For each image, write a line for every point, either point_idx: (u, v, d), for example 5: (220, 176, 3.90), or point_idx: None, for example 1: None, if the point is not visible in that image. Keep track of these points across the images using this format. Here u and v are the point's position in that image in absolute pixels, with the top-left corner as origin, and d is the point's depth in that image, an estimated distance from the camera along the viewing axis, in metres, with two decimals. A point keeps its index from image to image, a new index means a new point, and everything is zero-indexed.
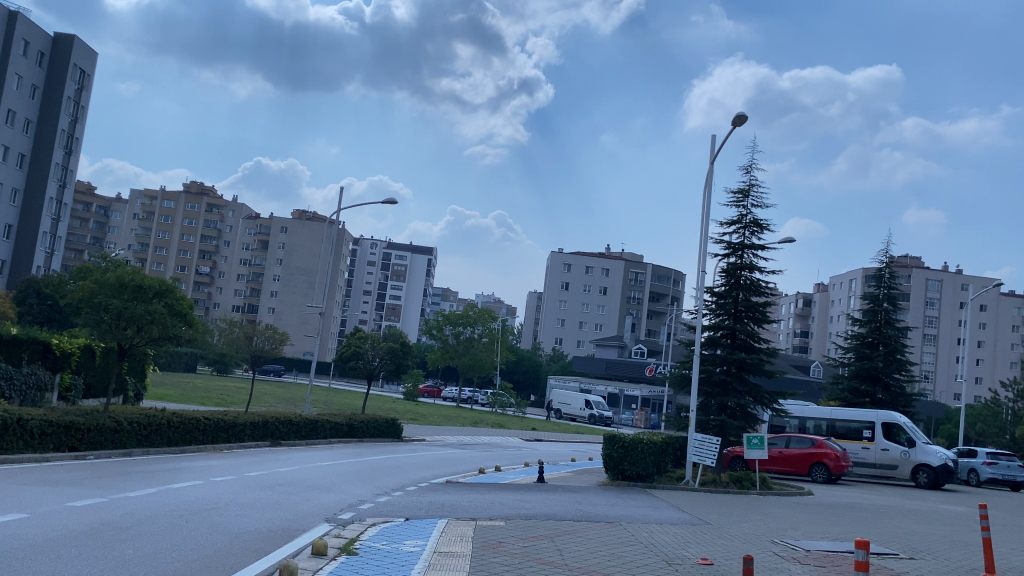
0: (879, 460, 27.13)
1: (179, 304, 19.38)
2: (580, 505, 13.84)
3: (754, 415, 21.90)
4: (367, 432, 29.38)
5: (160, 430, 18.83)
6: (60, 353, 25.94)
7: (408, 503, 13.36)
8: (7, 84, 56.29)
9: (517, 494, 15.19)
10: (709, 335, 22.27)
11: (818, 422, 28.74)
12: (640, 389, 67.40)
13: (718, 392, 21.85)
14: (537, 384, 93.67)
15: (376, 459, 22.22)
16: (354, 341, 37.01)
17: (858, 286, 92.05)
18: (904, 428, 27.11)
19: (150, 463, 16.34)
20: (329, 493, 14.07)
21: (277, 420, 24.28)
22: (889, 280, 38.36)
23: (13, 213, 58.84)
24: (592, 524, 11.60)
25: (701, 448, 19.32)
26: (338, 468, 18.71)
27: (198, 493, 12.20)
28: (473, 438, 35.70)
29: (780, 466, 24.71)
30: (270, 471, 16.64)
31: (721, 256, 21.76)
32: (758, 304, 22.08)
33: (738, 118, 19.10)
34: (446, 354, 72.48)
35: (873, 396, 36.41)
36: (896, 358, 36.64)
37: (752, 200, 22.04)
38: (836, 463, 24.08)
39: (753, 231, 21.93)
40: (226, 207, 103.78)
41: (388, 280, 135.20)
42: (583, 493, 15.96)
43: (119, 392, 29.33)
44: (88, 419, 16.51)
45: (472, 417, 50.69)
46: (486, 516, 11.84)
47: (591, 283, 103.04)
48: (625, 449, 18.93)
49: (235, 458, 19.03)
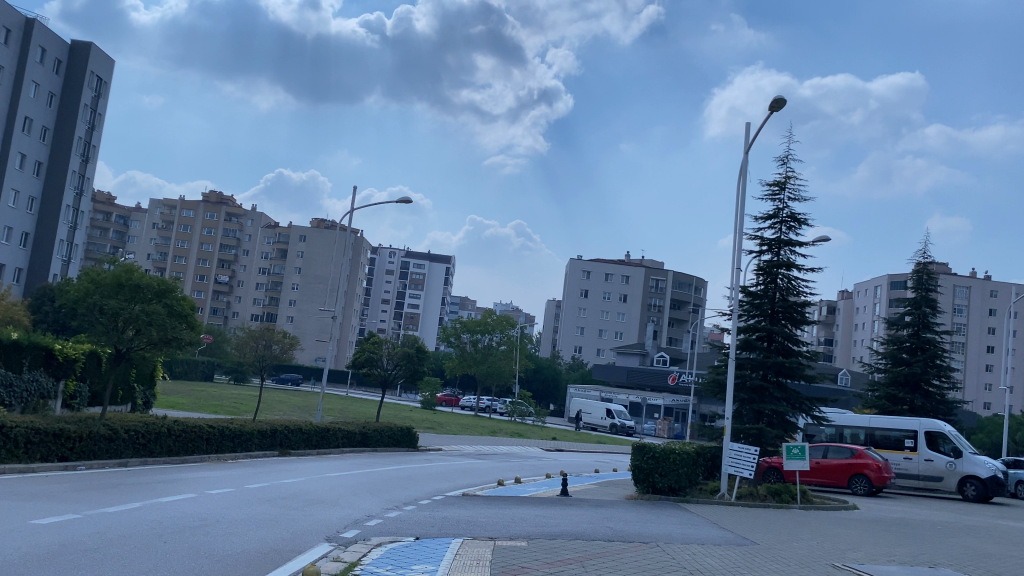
0: (923, 471, 25.52)
1: (179, 305, 18.32)
2: (609, 521, 12.56)
3: (793, 424, 20.45)
4: (381, 441, 28.26)
5: (159, 439, 17.72)
6: (63, 360, 24.97)
7: (420, 519, 12.14)
8: (24, 91, 56.06)
9: (540, 509, 13.97)
10: (744, 337, 20.89)
11: (856, 431, 27.21)
12: (663, 398, 65.36)
13: (753, 399, 20.47)
14: (556, 393, 92.02)
15: (390, 470, 21.04)
16: (369, 347, 35.98)
17: (884, 293, 89.96)
18: (949, 437, 25.49)
19: (146, 474, 15.23)
20: (335, 507, 12.92)
21: (287, 429, 23.22)
22: (927, 281, 36.57)
23: (30, 220, 58.47)
24: (628, 544, 10.29)
25: (738, 458, 17.84)
26: (347, 479, 17.54)
27: (188, 508, 11.04)
28: (491, 448, 34.42)
29: (819, 478, 23.16)
30: (273, 484, 15.43)
31: (756, 253, 20.43)
32: (797, 304, 20.66)
33: (776, 102, 17.84)
34: (464, 362, 71.12)
35: (911, 403, 34.71)
36: (936, 364, 34.92)
37: (790, 193, 20.67)
38: (878, 474, 22.58)
39: (791, 226, 20.57)
40: (246, 216, 104.34)
41: (406, 289, 134.48)
42: (613, 508, 14.68)
43: (126, 400, 28.51)
44: (82, 426, 15.44)
45: (490, 426, 49.45)
46: (504, 536, 10.55)
47: (611, 290, 101.57)
48: (656, 460, 17.67)
49: (241, 468, 17.93)
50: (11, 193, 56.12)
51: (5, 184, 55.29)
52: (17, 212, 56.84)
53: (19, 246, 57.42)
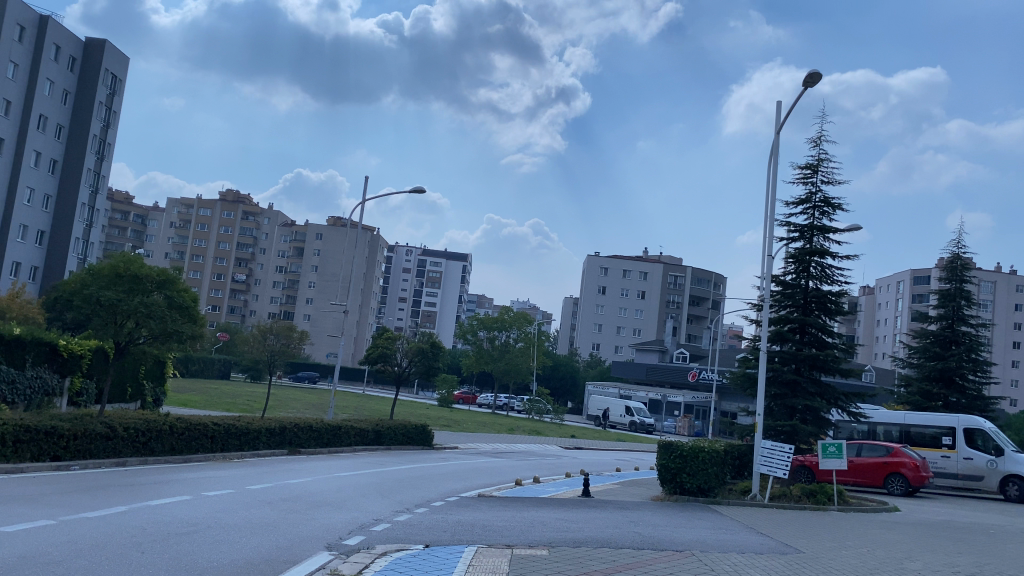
0: (961, 470, 24.28)
1: (181, 297, 17.51)
2: (636, 526, 11.55)
3: (827, 420, 19.34)
4: (396, 439, 27.41)
5: (160, 438, 16.92)
6: (68, 355, 24.37)
7: (432, 523, 11.24)
8: (39, 87, 55.73)
9: (562, 511, 13.02)
10: (776, 329, 19.79)
11: (890, 427, 25.99)
12: (683, 395, 63.95)
13: (786, 393, 19.39)
14: (574, 390, 90.78)
15: (403, 470, 20.15)
16: (383, 342, 35.12)
17: (907, 288, 88.19)
18: (990, 434, 24.22)
19: (141, 474, 14.40)
20: (343, 510, 12.09)
21: (297, 427, 22.39)
22: (962, 272, 35.12)
23: (46, 218, 58.23)
24: (659, 553, 9.26)
25: (771, 457, 16.72)
26: (357, 479, 16.73)
27: (180, 512, 10.20)
28: (509, 446, 33.55)
29: (853, 478, 21.98)
30: (277, 485, 14.54)
31: (787, 240, 19.33)
32: (831, 294, 19.54)
33: (812, 76, 16.73)
34: (481, 359, 70.12)
35: (946, 399, 33.30)
36: (971, 358, 33.51)
37: (823, 176, 19.54)
38: (916, 473, 21.42)
39: (824, 212, 19.45)
40: (263, 215, 104.24)
41: (423, 287, 133.92)
42: (639, 511, 13.70)
43: (136, 397, 27.90)
44: (77, 424, 14.67)
45: (508, 424, 48.63)
46: (523, 543, 9.57)
47: (629, 286, 100.49)
48: (684, 459, 16.70)
49: (246, 468, 17.11)
50: (27, 191, 55.90)
51: (20, 183, 55.04)
52: (32, 211, 56.57)
53: (35, 245, 57.25)
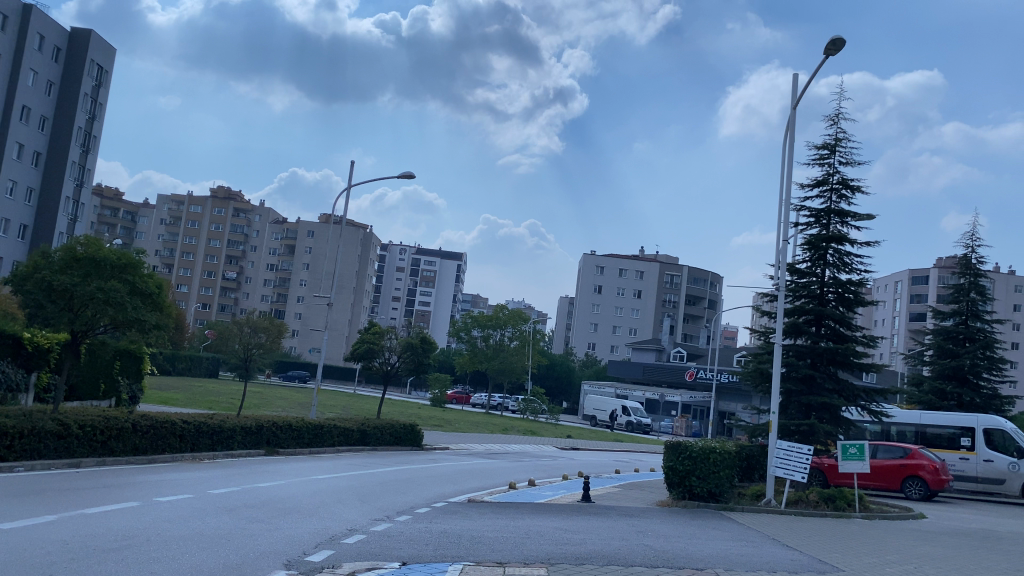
0: (981, 473, 23.01)
1: (142, 282, 16.21)
2: (647, 538, 10.17)
3: (845, 419, 18.03)
4: (382, 439, 25.97)
5: (123, 436, 15.49)
6: (33, 349, 22.88)
7: (414, 535, 9.78)
8: (22, 78, 54.08)
9: (562, 520, 11.62)
10: (791, 321, 18.47)
11: (904, 428, 24.65)
12: (680, 394, 62.58)
13: (802, 390, 18.09)
14: (569, 390, 89.31)
15: (387, 471, 18.74)
16: (370, 338, 33.56)
17: (904, 288, 87.08)
18: (1011, 435, 22.97)
19: (95, 476, 12.91)
20: (317, 518, 10.71)
21: (275, 425, 20.98)
22: (975, 267, 33.77)
23: (29, 213, 56.46)
24: (679, 573, 7.87)
25: (789, 459, 15.29)
26: (336, 482, 15.28)
27: (120, 522, 8.75)
28: (502, 447, 32.07)
29: (869, 481, 20.64)
30: (245, 488, 13.09)
31: (802, 224, 18.00)
32: (849, 283, 18.25)
33: (833, 43, 15.42)
34: (475, 358, 68.54)
35: (959, 398, 32.04)
36: (986, 356, 32.17)
37: (840, 156, 18.21)
38: (935, 476, 20.08)
39: (842, 194, 18.12)
40: (255, 211, 102.48)
41: (417, 286, 132.51)
42: (647, 518, 12.33)
43: (109, 394, 26.43)
44: (23, 420, 13.23)
45: (503, 424, 46.87)
46: (519, 561, 8.17)
47: (625, 285, 99.34)
48: (693, 461, 15.35)
49: (218, 469, 15.70)
50: (9, 183, 54.21)
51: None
52: (14, 204, 54.80)
53: (18, 240, 55.50)
